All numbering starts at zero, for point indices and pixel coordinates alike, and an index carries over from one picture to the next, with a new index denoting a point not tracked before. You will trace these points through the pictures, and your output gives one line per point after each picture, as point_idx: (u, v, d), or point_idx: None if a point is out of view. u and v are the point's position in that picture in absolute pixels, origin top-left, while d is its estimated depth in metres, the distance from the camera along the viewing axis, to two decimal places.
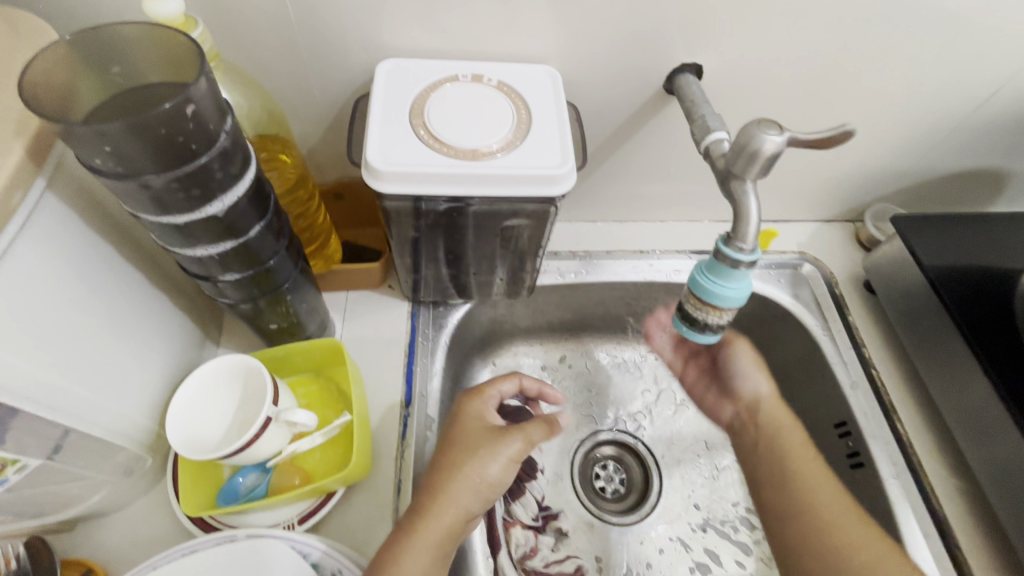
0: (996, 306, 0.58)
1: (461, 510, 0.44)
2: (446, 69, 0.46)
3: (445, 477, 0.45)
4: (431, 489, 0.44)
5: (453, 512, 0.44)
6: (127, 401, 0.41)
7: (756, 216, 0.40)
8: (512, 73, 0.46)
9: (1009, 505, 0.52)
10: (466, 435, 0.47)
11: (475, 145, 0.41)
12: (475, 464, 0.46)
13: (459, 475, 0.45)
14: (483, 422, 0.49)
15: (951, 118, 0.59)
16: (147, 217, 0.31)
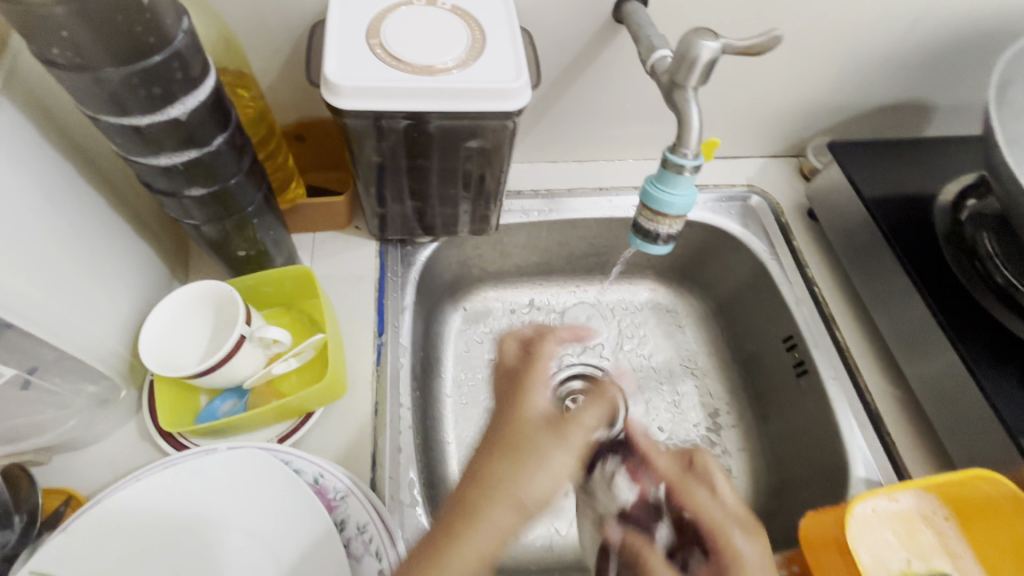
0: (919, 220, 0.63)
1: (504, 539, 0.34)
2: None
3: (488, 498, 0.35)
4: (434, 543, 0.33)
5: (498, 536, 0.34)
6: (97, 324, 0.41)
7: (697, 124, 0.43)
8: None
9: (931, 393, 0.57)
10: (524, 450, 0.37)
11: (431, 63, 0.42)
12: (525, 475, 0.36)
13: (511, 497, 0.35)
14: (544, 419, 0.39)
15: (878, 47, 0.63)
16: (106, 118, 0.32)
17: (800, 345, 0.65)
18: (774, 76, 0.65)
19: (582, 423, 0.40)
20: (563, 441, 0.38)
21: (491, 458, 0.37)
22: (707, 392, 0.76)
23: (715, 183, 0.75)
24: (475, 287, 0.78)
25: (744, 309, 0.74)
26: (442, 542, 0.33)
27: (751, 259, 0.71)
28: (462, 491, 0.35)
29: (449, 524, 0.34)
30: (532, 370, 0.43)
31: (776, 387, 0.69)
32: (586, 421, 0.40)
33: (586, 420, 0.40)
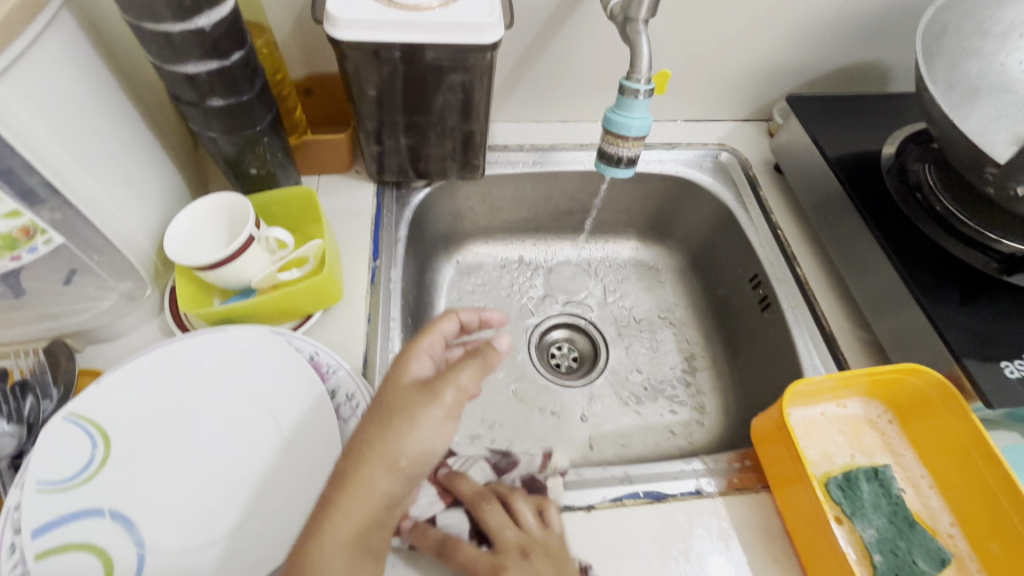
0: (869, 162, 0.68)
1: (381, 500, 0.37)
2: None
3: (364, 464, 0.37)
4: (318, 515, 0.36)
5: (371, 498, 0.37)
6: (131, 220, 0.48)
7: (647, 52, 0.50)
8: None
9: (881, 316, 0.61)
10: (394, 415, 0.38)
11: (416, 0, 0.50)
12: (391, 442, 0.37)
13: (381, 463, 0.37)
14: (409, 383, 0.40)
15: (829, 9, 0.70)
16: (144, 24, 0.39)
17: (764, 283, 0.70)
18: (735, 37, 0.72)
19: (454, 381, 0.40)
20: (434, 400, 0.39)
21: (366, 427, 0.38)
22: (683, 337, 0.81)
23: (688, 142, 0.81)
24: (466, 239, 0.84)
25: (716, 257, 0.79)
26: (325, 513, 0.36)
27: (721, 208, 0.76)
28: (343, 464, 0.38)
29: (330, 496, 0.37)
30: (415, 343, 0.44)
31: (745, 326, 0.74)
32: (460, 379, 0.40)
33: (461, 377, 0.40)
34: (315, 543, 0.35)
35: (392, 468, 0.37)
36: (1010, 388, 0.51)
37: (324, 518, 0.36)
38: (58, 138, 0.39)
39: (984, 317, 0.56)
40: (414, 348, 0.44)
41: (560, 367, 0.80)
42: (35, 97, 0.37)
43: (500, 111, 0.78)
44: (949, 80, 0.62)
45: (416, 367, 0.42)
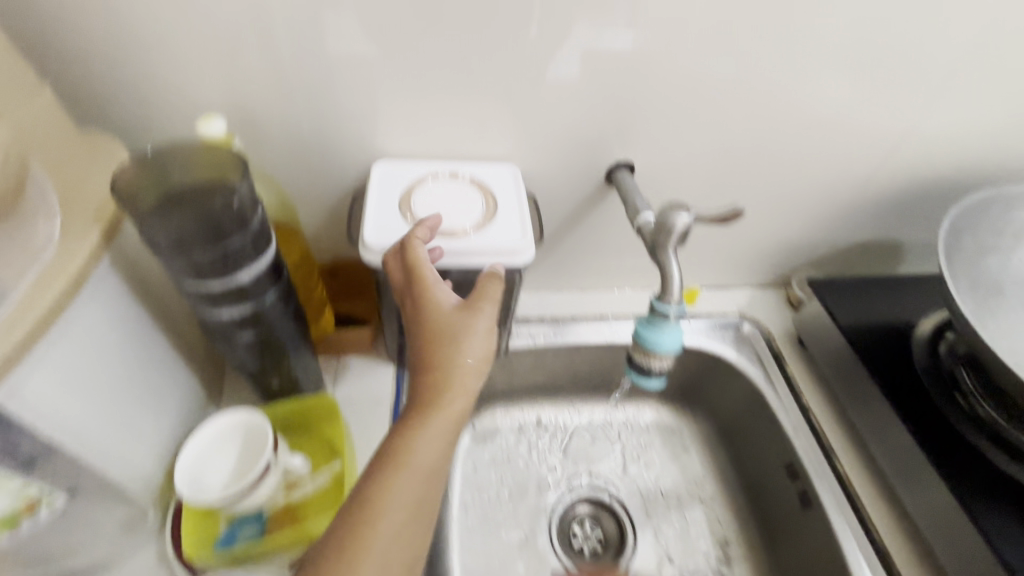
0: (898, 352, 0.68)
1: (432, 473, 0.40)
2: (429, 172, 0.58)
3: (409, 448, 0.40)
4: (412, 418, 0.41)
5: (457, 422, 0.42)
6: (140, 449, 0.45)
7: (678, 276, 0.50)
8: (486, 174, 0.59)
9: (931, 524, 0.57)
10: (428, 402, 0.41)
11: (451, 224, 0.52)
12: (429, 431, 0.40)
13: (463, 388, 0.42)
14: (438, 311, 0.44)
15: (840, 199, 0.73)
16: (185, 285, 0.40)
17: (801, 473, 0.66)
18: (750, 219, 0.74)
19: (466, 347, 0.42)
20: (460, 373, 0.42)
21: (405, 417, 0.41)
22: (715, 518, 0.75)
23: (708, 311, 0.81)
24: (483, 405, 0.81)
25: (747, 433, 0.75)
26: (421, 409, 0.41)
27: (747, 383, 0.74)
28: (391, 445, 0.40)
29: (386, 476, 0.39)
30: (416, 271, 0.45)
31: (783, 516, 0.69)
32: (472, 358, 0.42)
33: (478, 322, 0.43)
34: (411, 440, 0.40)
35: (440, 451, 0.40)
36: None
37: (421, 419, 0.41)
38: (76, 395, 0.38)
39: None
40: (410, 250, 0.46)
41: (583, 553, 0.74)
42: (57, 363, 0.36)
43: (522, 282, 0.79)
44: (973, 279, 0.63)
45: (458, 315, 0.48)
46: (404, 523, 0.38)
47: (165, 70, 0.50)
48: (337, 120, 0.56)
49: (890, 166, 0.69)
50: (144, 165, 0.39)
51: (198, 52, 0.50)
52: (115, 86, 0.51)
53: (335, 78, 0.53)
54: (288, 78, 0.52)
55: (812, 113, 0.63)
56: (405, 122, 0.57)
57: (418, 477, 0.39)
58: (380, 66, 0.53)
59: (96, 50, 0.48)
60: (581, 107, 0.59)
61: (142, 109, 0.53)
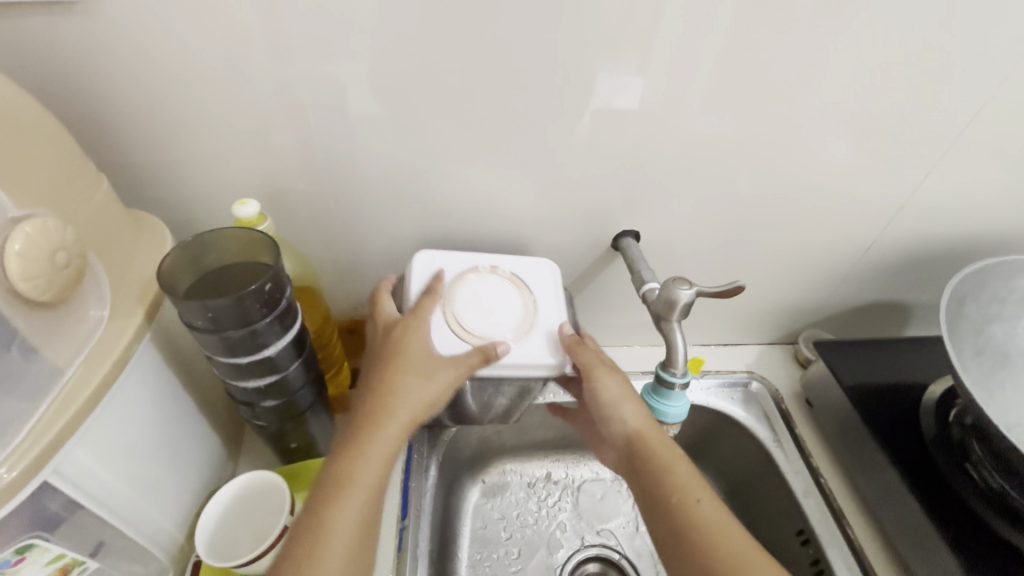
0: (905, 417, 0.68)
1: (370, 490, 0.46)
2: (468, 260, 0.60)
3: (354, 467, 0.46)
4: (353, 442, 0.47)
5: (396, 437, 0.48)
6: (164, 511, 0.47)
7: (683, 346, 0.52)
8: (521, 266, 0.61)
9: None
10: (370, 424, 0.48)
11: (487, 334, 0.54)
12: (369, 455, 0.46)
13: (407, 404, 0.49)
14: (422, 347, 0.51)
15: (844, 262, 0.75)
16: (217, 359, 0.42)
17: (813, 540, 0.65)
18: (753, 279, 0.77)
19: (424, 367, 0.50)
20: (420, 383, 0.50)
21: (352, 438, 0.48)
22: None
23: (716, 369, 0.82)
24: (493, 460, 0.82)
25: (757, 494, 0.75)
26: (369, 422, 0.48)
27: (756, 444, 0.75)
28: (335, 468, 0.46)
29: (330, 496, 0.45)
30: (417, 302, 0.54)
31: None
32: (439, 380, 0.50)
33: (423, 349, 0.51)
34: (353, 462, 0.46)
35: (383, 460, 0.47)
36: None
37: (366, 435, 0.47)
38: (113, 465, 0.40)
39: None
40: (377, 315, 0.56)
41: None
42: (99, 437, 0.38)
43: None
44: (977, 346, 0.64)
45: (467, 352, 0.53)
46: (356, 532, 0.44)
47: (208, 152, 0.55)
48: (360, 193, 0.61)
49: (892, 232, 0.72)
50: (185, 248, 0.43)
51: (239, 137, 0.54)
52: (162, 165, 0.56)
53: (361, 159, 0.57)
54: (318, 158, 0.57)
55: (813, 186, 0.66)
56: (423, 195, 0.62)
57: (360, 494, 0.45)
58: (402, 148, 0.57)
59: (149, 137, 0.54)
60: (588, 181, 0.62)
61: (184, 185, 0.57)
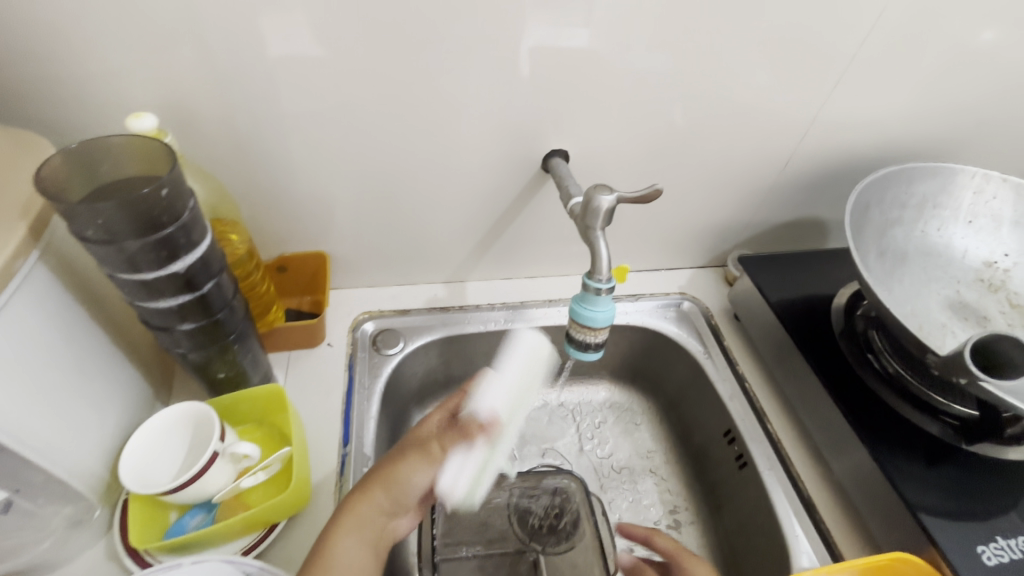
0: (819, 319, 0.73)
1: (410, 485, 0.51)
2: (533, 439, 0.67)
3: (388, 477, 0.50)
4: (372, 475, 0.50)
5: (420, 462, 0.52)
6: (83, 445, 0.45)
7: (606, 255, 0.53)
8: None
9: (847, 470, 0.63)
10: (393, 462, 0.51)
11: (451, 484, 0.53)
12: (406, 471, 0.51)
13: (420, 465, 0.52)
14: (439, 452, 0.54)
15: (766, 181, 0.78)
16: (119, 277, 0.41)
17: (738, 438, 0.70)
18: (685, 201, 0.79)
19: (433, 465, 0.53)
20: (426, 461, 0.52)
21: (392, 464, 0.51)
22: (666, 488, 0.77)
23: (651, 293, 0.85)
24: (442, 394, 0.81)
25: (692, 405, 0.79)
26: (368, 483, 0.49)
27: (689, 358, 0.79)
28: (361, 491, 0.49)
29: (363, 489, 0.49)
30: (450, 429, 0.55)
31: (722, 479, 0.73)
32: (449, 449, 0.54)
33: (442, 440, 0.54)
34: (371, 488, 0.49)
35: (395, 493, 0.50)
36: (977, 564, 0.52)
37: (389, 472, 0.50)
38: (10, 390, 0.38)
39: (947, 491, 0.57)
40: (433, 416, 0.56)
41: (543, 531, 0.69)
42: None
43: (474, 272, 0.81)
44: (880, 248, 0.69)
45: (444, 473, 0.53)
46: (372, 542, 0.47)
47: (95, 68, 0.50)
48: (272, 117, 0.58)
49: (807, 149, 0.75)
50: (72, 156, 0.40)
51: (130, 51, 0.50)
52: (44, 84, 0.51)
53: (272, 76, 0.55)
54: (224, 75, 0.53)
55: (733, 102, 0.67)
56: (344, 115, 0.59)
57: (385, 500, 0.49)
58: (314, 64, 0.55)
59: (24, 51, 0.48)
60: (514, 99, 0.62)
61: (74, 110, 0.53)
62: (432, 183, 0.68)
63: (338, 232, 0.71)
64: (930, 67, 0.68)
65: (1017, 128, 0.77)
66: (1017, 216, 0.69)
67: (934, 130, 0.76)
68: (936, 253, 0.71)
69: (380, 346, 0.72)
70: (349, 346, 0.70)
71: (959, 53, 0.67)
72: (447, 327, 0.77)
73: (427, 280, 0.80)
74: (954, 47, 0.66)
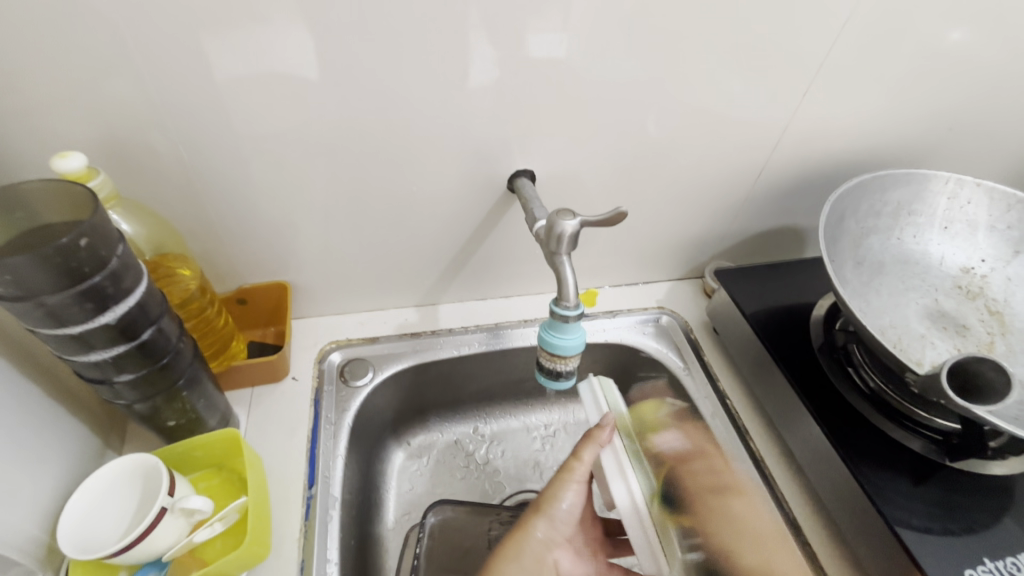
0: (797, 331, 0.72)
1: (541, 543, 0.54)
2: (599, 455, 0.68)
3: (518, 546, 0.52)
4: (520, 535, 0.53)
5: (546, 526, 0.55)
6: (17, 510, 0.42)
7: (573, 280, 0.52)
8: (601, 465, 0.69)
9: (828, 488, 0.61)
10: (514, 535, 0.53)
11: (625, 491, 0.55)
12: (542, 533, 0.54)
13: (561, 519, 0.56)
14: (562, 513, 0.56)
15: (740, 191, 0.77)
16: (43, 332, 0.38)
17: None
18: (660, 215, 0.77)
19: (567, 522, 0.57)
20: (549, 517, 0.55)
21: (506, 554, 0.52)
22: None
23: (629, 308, 0.83)
24: (418, 421, 0.78)
25: None
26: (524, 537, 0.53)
27: (669, 375, 0.77)
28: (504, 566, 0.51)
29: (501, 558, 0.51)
30: (560, 490, 0.56)
31: None
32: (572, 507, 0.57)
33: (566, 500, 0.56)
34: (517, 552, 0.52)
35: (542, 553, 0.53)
36: None
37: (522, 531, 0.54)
38: None
39: (931, 511, 0.56)
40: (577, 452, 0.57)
41: None
42: None
43: (446, 295, 0.79)
44: (856, 258, 0.68)
45: (616, 488, 0.56)
46: None
47: (21, 102, 0.47)
48: (220, 147, 0.55)
49: (780, 158, 0.74)
50: None
51: (58, 82, 0.47)
52: None
53: (217, 105, 0.52)
54: (163, 105, 0.51)
55: (702, 114, 0.66)
56: (297, 142, 0.57)
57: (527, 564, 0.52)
58: (260, 91, 0.52)
59: None
60: (476, 120, 0.60)
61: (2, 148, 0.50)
62: (395, 206, 0.66)
63: (299, 261, 0.68)
64: (898, 73, 0.67)
65: (988, 131, 0.77)
66: (992, 221, 0.68)
67: (906, 136, 0.75)
68: (913, 261, 0.70)
69: (348, 377, 0.70)
70: (315, 379, 0.68)
71: (926, 59, 0.66)
72: (419, 353, 0.74)
73: (397, 305, 0.78)
74: (921, 52, 0.65)
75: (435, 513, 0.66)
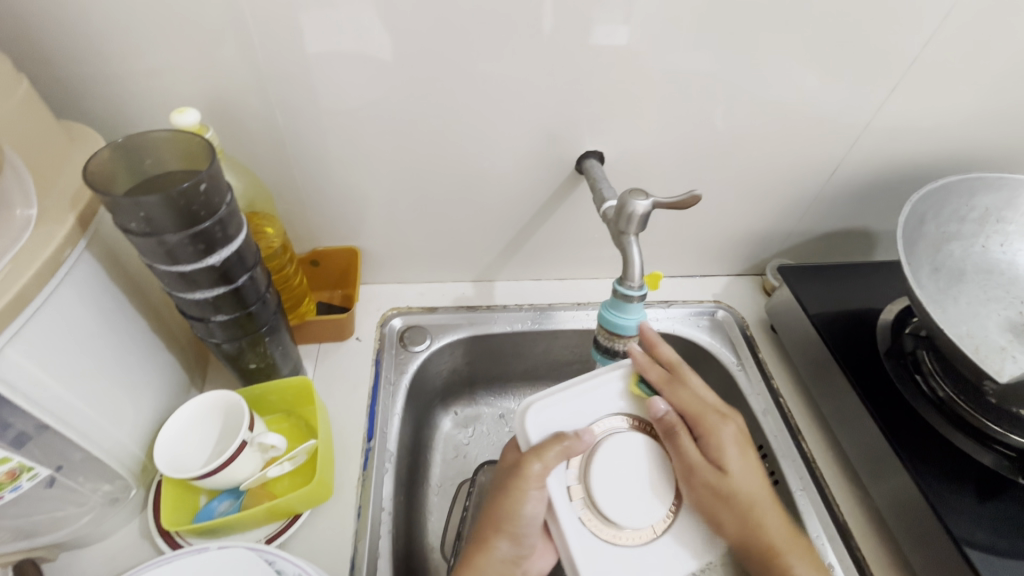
0: (862, 336, 0.69)
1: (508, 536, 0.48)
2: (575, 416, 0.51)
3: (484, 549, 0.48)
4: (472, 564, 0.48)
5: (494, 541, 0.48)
6: (123, 428, 0.47)
7: (638, 261, 0.53)
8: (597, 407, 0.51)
9: (885, 496, 0.60)
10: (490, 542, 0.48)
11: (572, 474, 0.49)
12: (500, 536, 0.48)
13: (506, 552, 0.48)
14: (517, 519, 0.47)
15: (811, 188, 0.74)
16: (159, 268, 0.42)
17: (770, 455, 0.67)
18: (724, 208, 0.76)
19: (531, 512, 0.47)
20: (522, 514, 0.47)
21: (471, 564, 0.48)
22: None
23: (683, 300, 0.82)
24: (467, 392, 0.81)
25: None
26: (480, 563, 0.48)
27: (721, 369, 0.76)
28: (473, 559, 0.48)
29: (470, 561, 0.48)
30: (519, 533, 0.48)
31: None
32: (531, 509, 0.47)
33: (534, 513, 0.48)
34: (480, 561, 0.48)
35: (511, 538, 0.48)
36: None
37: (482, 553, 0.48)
38: (55, 371, 0.40)
39: (998, 528, 0.53)
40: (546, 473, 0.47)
41: None
42: (38, 338, 0.39)
43: (503, 273, 0.81)
44: (934, 264, 0.65)
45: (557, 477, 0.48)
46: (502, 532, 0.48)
47: (143, 64, 0.52)
48: (310, 116, 0.59)
49: (858, 157, 0.71)
50: (119, 148, 0.42)
51: (178, 48, 0.51)
52: (93, 75, 0.52)
53: (311, 75, 0.55)
54: (264, 72, 0.54)
55: (781, 106, 0.64)
56: (381, 113, 0.59)
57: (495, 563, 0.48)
58: (351, 63, 0.55)
59: (80, 51, 0.50)
60: (550, 101, 0.61)
61: (120, 107, 0.55)
62: (464, 183, 0.68)
63: (369, 228, 0.71)
64: (999, 72, 0.63)
65: None
66: None
67: (1000, 140, 0.71)
68: (997, 272, 0.66)
69: (407, 342, 0.73)
70: (378, 342, 0.72)
71: None
72: (474, 326, 0.76)
73: (455, 278, 0.80)
74: None
75: (485, 473, 0.69)
